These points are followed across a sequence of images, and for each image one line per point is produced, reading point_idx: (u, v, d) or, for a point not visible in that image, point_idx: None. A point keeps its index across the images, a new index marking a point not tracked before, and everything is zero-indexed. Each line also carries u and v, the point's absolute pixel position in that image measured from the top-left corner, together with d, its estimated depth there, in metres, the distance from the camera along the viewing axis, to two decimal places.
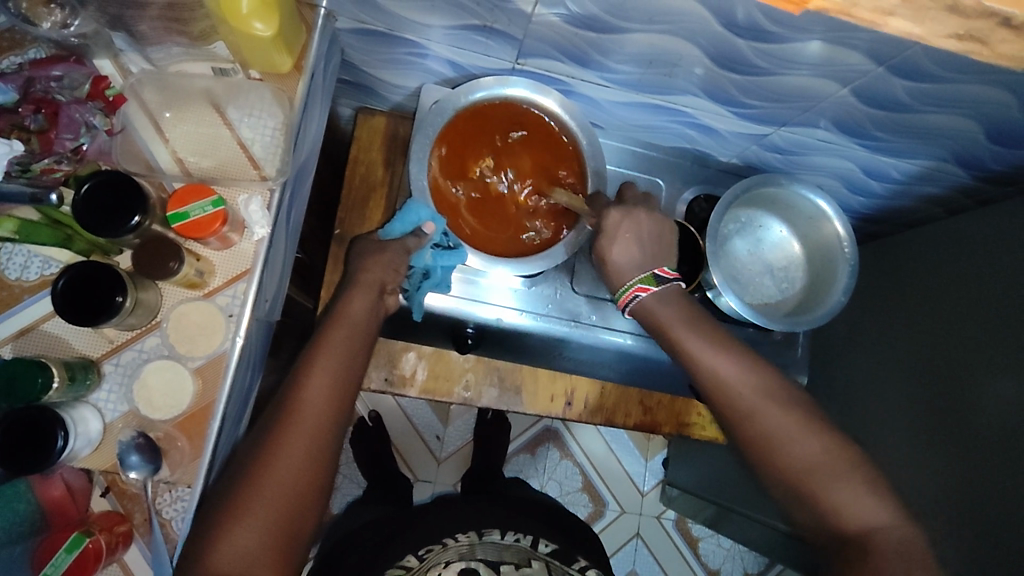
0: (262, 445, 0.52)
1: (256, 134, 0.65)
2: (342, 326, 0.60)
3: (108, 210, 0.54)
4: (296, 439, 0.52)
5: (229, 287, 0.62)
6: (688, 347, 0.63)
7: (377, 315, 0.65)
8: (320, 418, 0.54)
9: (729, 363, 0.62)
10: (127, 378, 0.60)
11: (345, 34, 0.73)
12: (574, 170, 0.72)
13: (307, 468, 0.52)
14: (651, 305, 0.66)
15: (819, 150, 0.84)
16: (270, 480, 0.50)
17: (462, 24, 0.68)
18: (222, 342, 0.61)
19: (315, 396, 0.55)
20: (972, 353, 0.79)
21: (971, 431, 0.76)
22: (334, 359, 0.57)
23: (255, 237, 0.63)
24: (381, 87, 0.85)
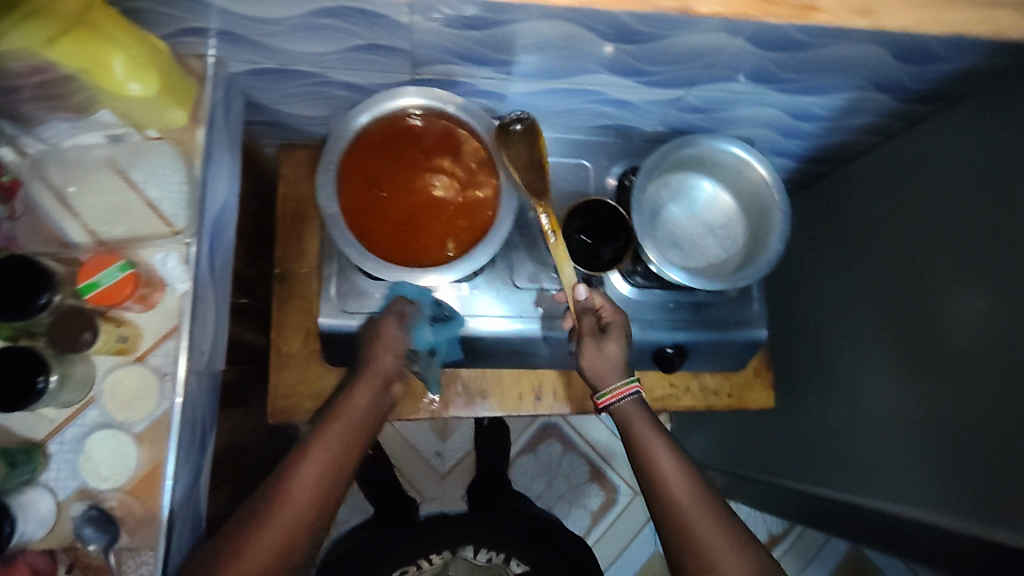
0: (235, 538, 0.55)
1: (163, 193, 0.66)
2: (339, 424, 0.63)
3: (11, 294, 0.55)
4: (273, 535, 0.56)
5: (161, 345, 0.63)
6: (642, 439, 0.69)
7: (381, 406, 0.68)
8: (303, 516, 0.57)
9: (674, 466, 0.67)
10: (73, 455, 0.60)
11: (242, 78, 0.74)
12: (484, 172, 0.71)
13: (276, 562, 0.55)
14: (627, 417, 0.72)
15: (738, 103, 0.83)
16: (236, 570, 0.54)
17: (347, 46, 0.67)
18: (160, 403, 0.62)
19: (298, 494, 0.58)
20: (940, 272, 0.78)
21: (954, 356, 0.75)
22: (324, 458, 0.61)
23: (178, 292, 0.64)
24: (295, 120, 0.86)
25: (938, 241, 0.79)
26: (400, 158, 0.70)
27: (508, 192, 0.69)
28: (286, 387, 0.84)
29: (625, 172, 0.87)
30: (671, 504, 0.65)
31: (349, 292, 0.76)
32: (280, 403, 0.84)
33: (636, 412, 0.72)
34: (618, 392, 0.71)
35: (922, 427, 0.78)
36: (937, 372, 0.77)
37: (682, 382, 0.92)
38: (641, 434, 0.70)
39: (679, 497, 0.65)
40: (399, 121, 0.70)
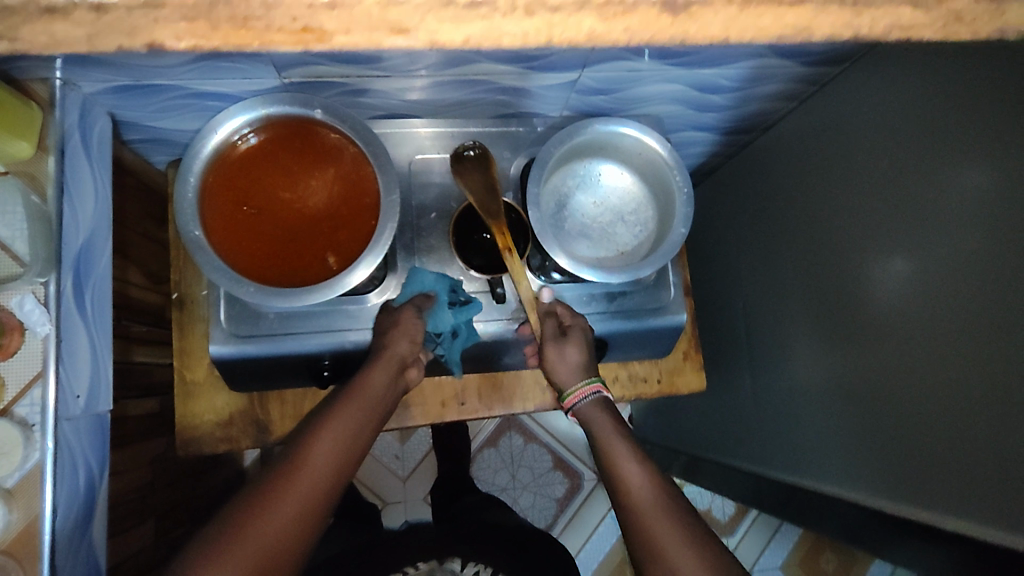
0: (253, 500, 0.57)
1: (12, 229, 0.63)
2: (364, 394, 0.66)
3: None
4: (296, 489, 0.58)
5: (24, 395, 0.59)
6: (611, 450, 0.66)
7: (394, 387, 0.70)
8: (323, 473, 0.60)
9: (642, 477, 0.63)
10: None
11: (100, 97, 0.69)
12: (363, 176, 0.66)
13: (297, 525, 0.56)
14: (595, 426, 0.69)
15: (639, 80, 0.79)
16: (256, 529, 0.55)
17: (198, 56, 0.63)
18: (30, 455, 0.58)
19: (317, 461, 0.60)
20: (857, 239, 0.74)
21: (878, 327, 0.71)
22: (341, 429, 0.63)
23: (40, 336, 0.60)
24: (178, 136, 0.81)
25: (852, 207, 0.75)
26: (270, 170, 0.66)
27: (388, 195, 0.64)
28: (194, 416, 0.82)
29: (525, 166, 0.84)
30: (638, 510, 0.61)
31: (238, 319, 0.72)
32: (191, 432, 0.82)
33: (602, 420, 0.69)
34: (578, 394, 0.70)
35: (856, 403, 0.75)
36: (865, 343, 0.73)
37: (609, 372, 0.90)
38: (607, 442, 0.67)
39: (645, 507, 0.61)
40: (266, 132, 0.66)
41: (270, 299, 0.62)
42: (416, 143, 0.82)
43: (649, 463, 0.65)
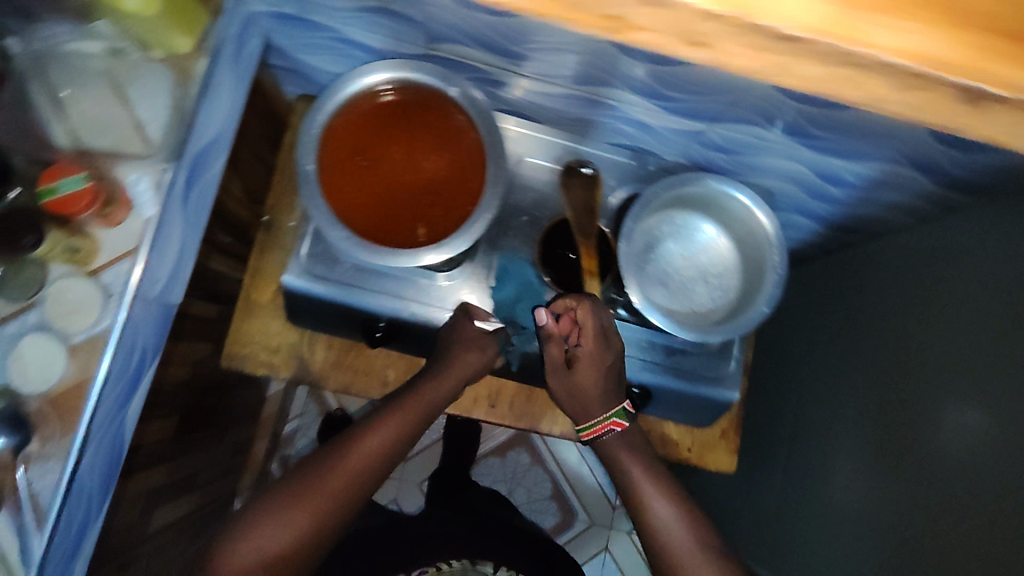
0: (305, 480, 0.69)
1: (152, 112, 0.66)
2: (398, 418, 0.72)
3: None
4: (314, 501, 0.68)
5: (114, 266, 0.63)
6: (640, 485, 0.73)
7: (460, 390, 0.75)
8: (343, 486, 0.69)
9: (669, 513, 0.72)
10: (6, 351, 0.61)
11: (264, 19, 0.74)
12: (474, 163, 0.68)
13: (331, 507, 0.68)
14: (620, 458, 0.75)
15: (763, 150, 0.78)
16: (302, 504, 0.67)
17: (362, 6, 0.66)
18: (102, 320, 0.62)
19: (357, 458, 0.70)
20: (938, 368, 0.70)
21: (935, 473, 0.66)
22: (387, 432, 0.71)
23: (143, 218, 0.65)
24: (317, 74, 0.85)
25: (943, 334, 0.71)
26: (392, 130, 0.68)
27: (493, 189, 0.65)
28: (248, 334, 0.86)
29: (624, 201, 0.81)
30: (665, 550, 0.70)
31: (317, 257, 0.75)
32: (238, 348, 0.85)
33: (628, 455, 0.75)
34: (596, 430, 0.73)
35: (888, 540, 0.71)
36: (913, 480, 0.69)
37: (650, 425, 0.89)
38: (635, 479, 0.74)
39: (674, 551, 0.70)
40: (397, 97, 0.68)
41: (360, 254, 0.63)
42: (529, 145, 0.81)
43: (675, 505, 0.73)
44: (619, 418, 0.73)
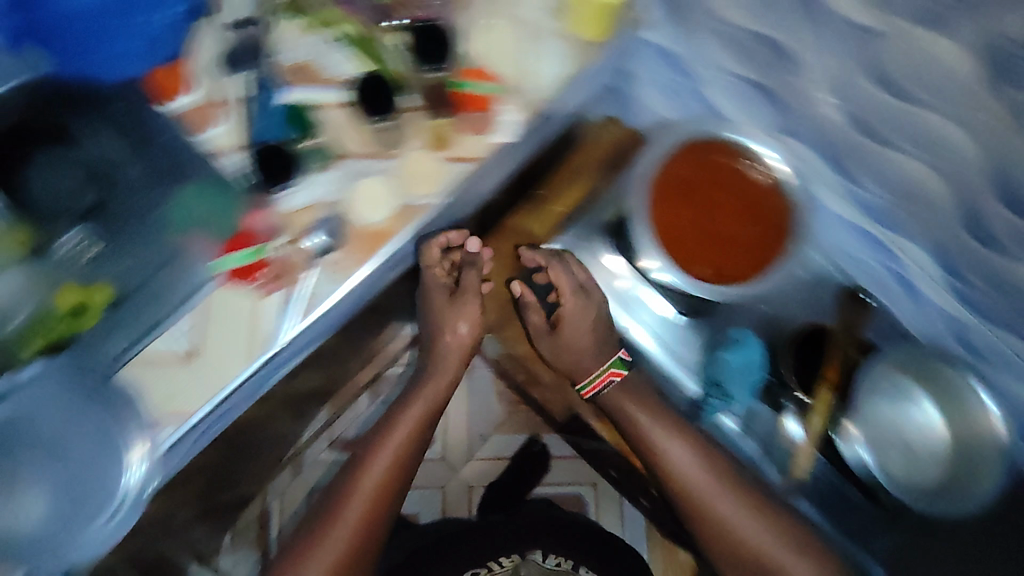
0: (339, 499, 0.89)
1: (540, 71, 0.75)
2: (405, 428, 0.93)
3: (428, 49, 0.72)
4: (354, 504, 0.88)
5: (456, 162, 0.73)
6: (656, 440, 0.88)
7: (456, 308, 0.96)
8: (376, 490, 0.89)
9: (685, 455, 0.88)
10: (350, 178, 0.72)
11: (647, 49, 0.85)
12: (773, 237, 0.73)
13: (381, 491, 0.89)
14: (626, 405, 0.90)
15: (1017, 373, 0.73)
16: (350, 505, 0.88)
17: (747, 78, 0.76)
18: (428, 196, 0.72)
19: (393, 442, 0.92)
20: None
21: None
22: (416, 406, 0.95)
23: (494, 139, 0.74)
24: (643, 110, 0.95)
25: None
26: (724, 175, 0.75)
27: (779, 268, 0.73)
28: (473, 278, 0.94)
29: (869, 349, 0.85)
30: (696, 488, 0.87)
31: None
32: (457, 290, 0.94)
33: (626, 399, 0.90)
34: (596, 385, 0.92)
35: None
36: None
37: None
38: (645, 432, 0.88)
39: (690, 490, 0.87)
40: (741, 157, 0.74)
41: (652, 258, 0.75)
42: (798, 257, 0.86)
43: (686, 445, 0.89)
44: (617, 370, 0.91)
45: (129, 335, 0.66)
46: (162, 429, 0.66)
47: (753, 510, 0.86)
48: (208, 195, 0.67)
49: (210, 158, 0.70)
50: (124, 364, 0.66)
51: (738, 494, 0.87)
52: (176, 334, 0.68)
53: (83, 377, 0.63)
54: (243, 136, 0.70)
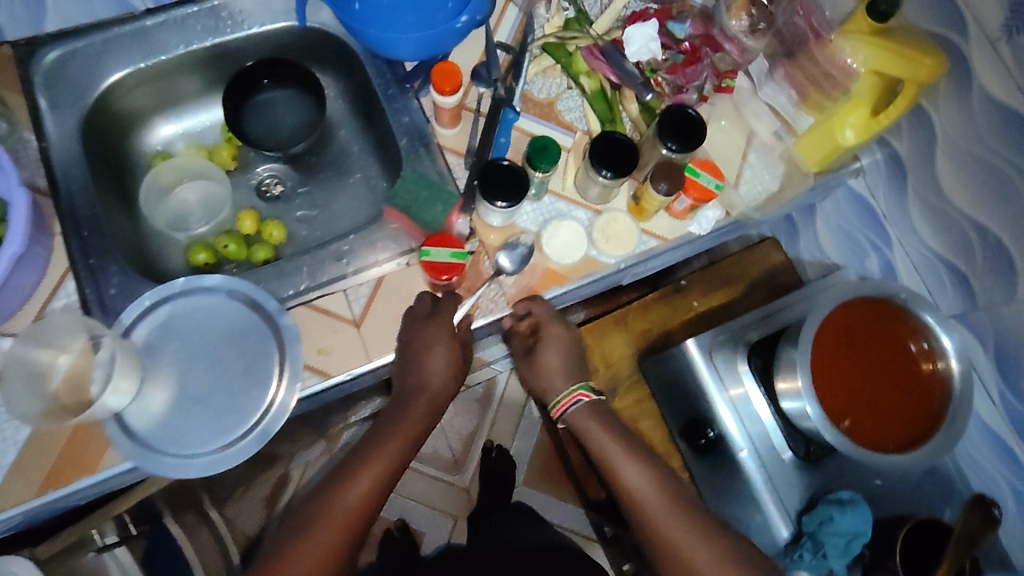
0: (289, 543, 0.65)
1: (752, 180, 0.79)
2: (393, 441, 0.70)
3: (678, 129, 0.69)
4: (325, 530, 0.65)
5: (645, 236, 0.76)
6: (613, 461, 0.73)
7: (409, 416, 0.72)
8: (359, 511, 0.67)
9: (638, 473, 0.72)
10: (549, 214, 0.75)
11: (850, 193, 0.88)
12: (922, 423, 0.73)
13: (347, 528, 0.66)
14: (591, 432, 0.74)
15: None
16: (302, 552, 0.64)
17: (951, 259, 0.77)
18: (613, 258, 0.74)
19: (361, 485, 0.68)
20: None
21: None
22: (391, 444, 0.70)
23: (689, 229, 0.76)
24: (816, 243, 0.97)
25: None
26: (892, 345, 0.76)
27: (925, 453, 0.71)
28: (603, 338, 0.94)
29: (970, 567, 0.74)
30: (645, 516, 0.71)
31: (726, 346, 0.85)
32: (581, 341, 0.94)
33: (591, 424, 0.74)
34: (563, 404, 0.75)
35: None
36: None
37: None
38: (608, 455, 0.73)
39: (665, 535, 0.70)
40: (913, 338, 0.76)
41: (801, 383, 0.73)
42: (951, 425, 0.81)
43: (639, 459, 0.73)
44: (585, 389, 0.75)
45: (313, 275, 0.72)
46: (305, 381, 0.67)
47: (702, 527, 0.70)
48: (428, 194, 0.72)
49: (438, 151, 0.76)
50: (296, 303, 0.70)
51: (692, 519, 0.70)
52: (352, 297, 0.71)
53: (261, 308, 0.69)
54: (469, 143, 0.77)
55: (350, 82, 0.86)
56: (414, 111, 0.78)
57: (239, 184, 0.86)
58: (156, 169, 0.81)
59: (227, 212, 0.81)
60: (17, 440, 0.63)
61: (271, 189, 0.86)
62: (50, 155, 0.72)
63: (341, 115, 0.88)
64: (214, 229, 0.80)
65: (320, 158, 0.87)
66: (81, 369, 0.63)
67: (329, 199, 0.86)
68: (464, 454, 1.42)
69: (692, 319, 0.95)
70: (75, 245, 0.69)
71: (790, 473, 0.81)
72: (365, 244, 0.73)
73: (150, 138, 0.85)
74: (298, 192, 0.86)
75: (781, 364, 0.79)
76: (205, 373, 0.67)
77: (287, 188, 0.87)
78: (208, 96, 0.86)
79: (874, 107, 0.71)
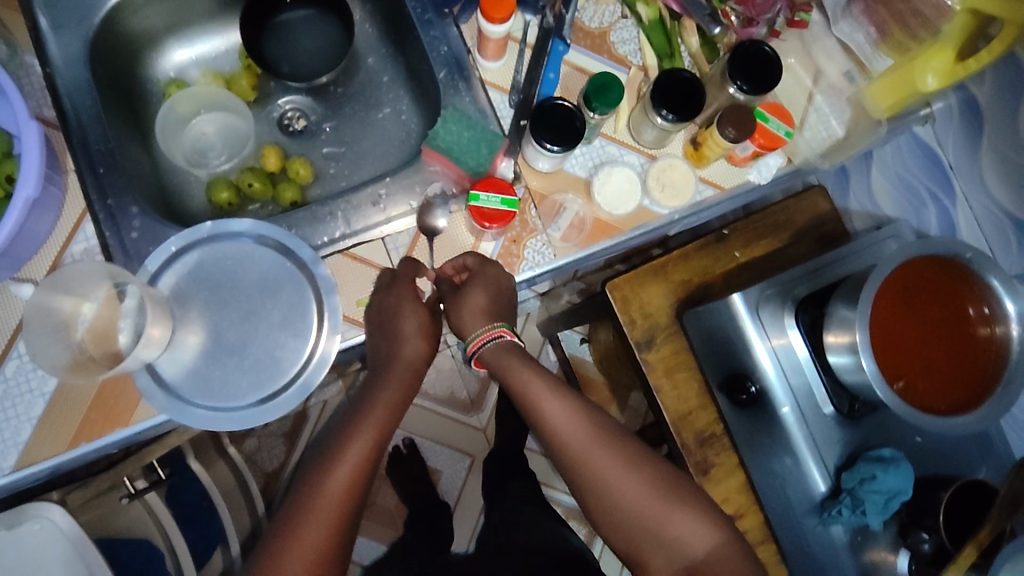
0: (279, 536, 0.56)
1: (819, 125, 0.73)
2: (377, 411, 0.62)
3: (754, 70, 0.63)
4: (317, 524, 0.56)
5: (702, 185, 0.71)
6: (541, 410, 0.64)
7: (392, 376, 0.63)
8: (349, 488, 0.58)
9: (564, 413, 0.64)
10: (601, 160, 0.70)
11: (914, 141, 0.83)
12: (976, 387, 0.72)
13: (342, 505, 0.57)
14: (514, 379, 0.64)
15: None
16: (298, 542, 0.55)
17: (1020, 216, 0.73)
18: (667, 208, 0.69)
19: (349, 460, 0.59)
20: None
21: None
22: (376, 410, 0.62)
23: (748, 178, 0.71)
24: None
25: None
26: (951, 308, 0.73)
27: (979, 417, 0.70)
28: (640, 288, 0.90)
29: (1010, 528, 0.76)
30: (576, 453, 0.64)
31: (773, 300, 0.81)
32: (617, 291, 0.89)
33: (518, 370, 0.65)
34: (480, 341, 0.65)
35: None
36: None
37: None
38: (530, 393, 0.64)
39: (596, 467, 0.64)
40: (974, 302, 0.73)
41: (859, 341, 0.69)
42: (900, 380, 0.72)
43: (564, 399, 0.65)
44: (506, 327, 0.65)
45: (348, 221, 0.66)
46: (345, 333, 0.64)
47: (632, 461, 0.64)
48: (472, 135, 0.67)
49: (481, 86, 0.69)
50: (331, 252, 0.66)
51: (621, 446, 0.64)
52: (392, 246, 0.67)
53: (294, 256, 0.64)
54: (515, 78, 0.70)
55: (381, 4, 0.78)
56: (453, 40, 0.71)
57: (259, 117, 0.80)
58: (172, 99, 0.74)
59: (249, 147, 0.75)
60: (43, 394, 0.60)
61: (293, 123, 0.80)
62: (56, 81, 0.66)
63: (369, 43, 0.81)
64: (237, 166, 0.75)
65: (347, 89, 0.81)
66: (107, 318, 0.59)
67: (357, 135, 0.79)
68: (481, 393, 1.35)
69: (734, 270, 0.90)
70: (92, 183, 0.64)
71: (831, 431, 0.79)
72: (402, 187, 0.68)
73: (161, 65, 0.77)
74: (324, 127, 0.80)
75: (832, 321, 0.76)
76: (240, 323, 0.64)
77: (310, 122, 0.80)
78: (224, 18, 0.78)
79: (958, 53, 0.64)
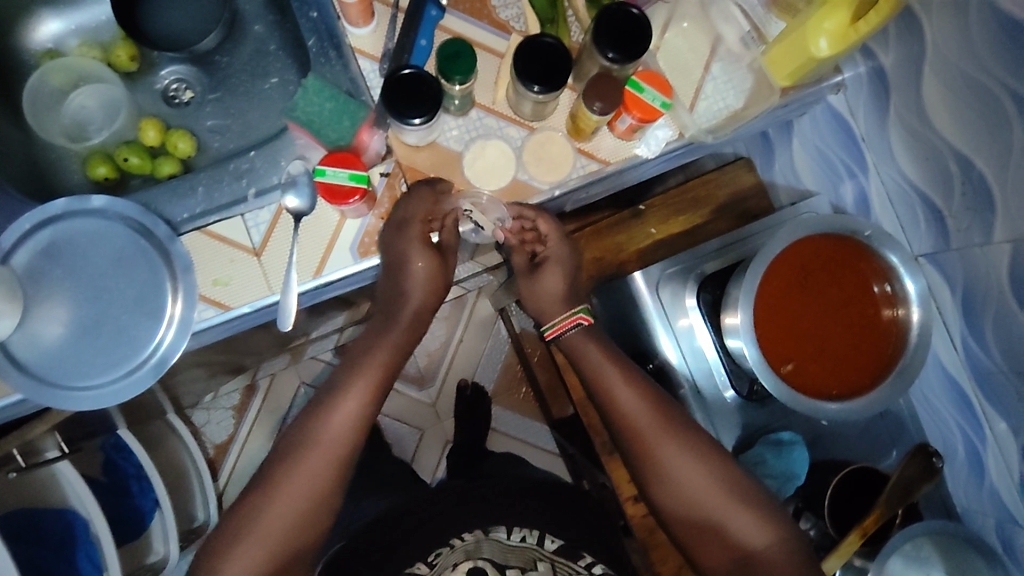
0: (308, 430, 0.67)
1: (715, 94, 0.69)
2: (400, 327, 0.71)
3: (623, 38, 0.59)
4: (343, 416, 0.67)
5: (584, 158, 0.68)
6: (608, 382, 0.70)
7: (417, 288, 0.69)
8: (369, 392, 0.69)
9: (635, 397, 0.69)
10: (477, 133, 0.67)
11: (829, 112, 0.79)
12: (871, 370, 0.69)
13: (364, 405, 0.69)
14: (587, 360, 0.71)
15: None
16: (325, 434, 0.67)
17: (925, 192, 0.69)
18: (544, 183, 0.67)
19: (373, 365, 0.69)
20: None
21: None
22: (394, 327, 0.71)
23: (633, 150, 0.68)
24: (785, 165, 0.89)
25: None
26: (855, 285, 0.70)
27: (869, 402, 0.68)
28: None
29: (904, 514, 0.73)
30: (638, 429, 0.69)
31: (675, 278, 0.78)
32: None
33: (589, 348, 0.71)
34: (562, 325, 0.72)
35: None
36: None
37: None
38: (600, 370, 0.70)
39: (659, 453, 0.68)
40: (876, 280, 0.70)
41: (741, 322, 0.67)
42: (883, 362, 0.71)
43: (631, 383, 0.69)
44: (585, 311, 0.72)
45: (209, 197, 0.64)
46: (201, 313, 0.63)
47: (703, 458, 0.68)
48: (334, 107, 0.63)
49: (351, 54, 0.66)
50: (190, 229, 0.64)
51: (686, 439, 0.68)
52: (251, 223, 0.64)
53: (151, 234, 0.63)
54: (386, 47, 0.67)
55: None
56: (323, 5, 0.67)
57: (139, 88, 0.78)
58: (44, 71, 0.74)
59: (123, 119, 0.73)
60: None
61: (177, 95, 0.78)
62: None
63: (254, 8, 0.77)
64: (111, 139, 0.73)
65: (233, 59, 0.78)
66: None
67: (243, 106, 0.77)
68: (430, 366, 1.33)
69: (649, 247, 0.85)
70: None
71: (730, 412, 0.78)
72: (268, 161, 0.66)
73: (38, 36, 0.75)
74: (210, 98, 0.77)
75: (729, 301, 0.72)
76: (92, 302, 0.63)
77: (196, 93, 0.78)
78: None
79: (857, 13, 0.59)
